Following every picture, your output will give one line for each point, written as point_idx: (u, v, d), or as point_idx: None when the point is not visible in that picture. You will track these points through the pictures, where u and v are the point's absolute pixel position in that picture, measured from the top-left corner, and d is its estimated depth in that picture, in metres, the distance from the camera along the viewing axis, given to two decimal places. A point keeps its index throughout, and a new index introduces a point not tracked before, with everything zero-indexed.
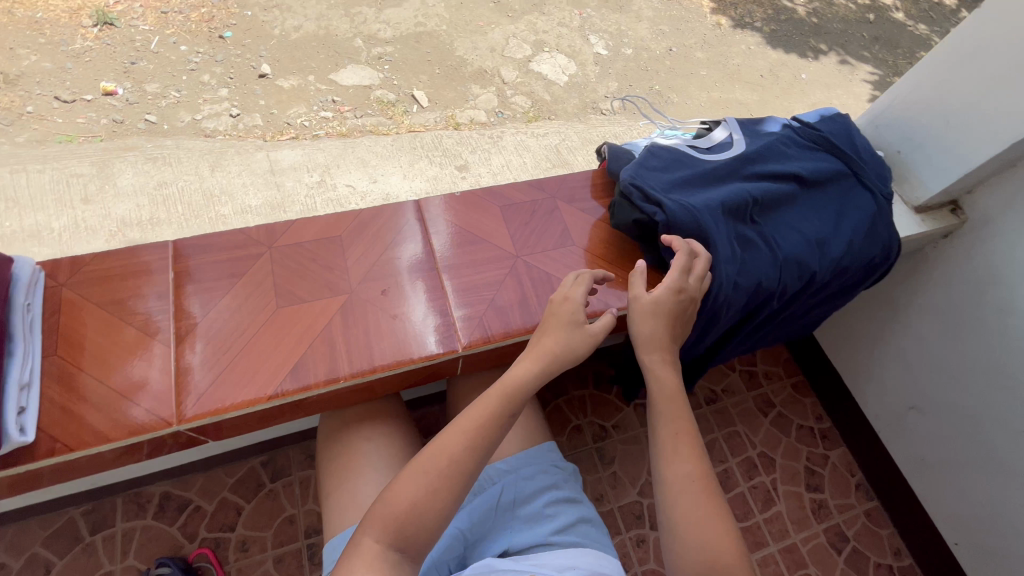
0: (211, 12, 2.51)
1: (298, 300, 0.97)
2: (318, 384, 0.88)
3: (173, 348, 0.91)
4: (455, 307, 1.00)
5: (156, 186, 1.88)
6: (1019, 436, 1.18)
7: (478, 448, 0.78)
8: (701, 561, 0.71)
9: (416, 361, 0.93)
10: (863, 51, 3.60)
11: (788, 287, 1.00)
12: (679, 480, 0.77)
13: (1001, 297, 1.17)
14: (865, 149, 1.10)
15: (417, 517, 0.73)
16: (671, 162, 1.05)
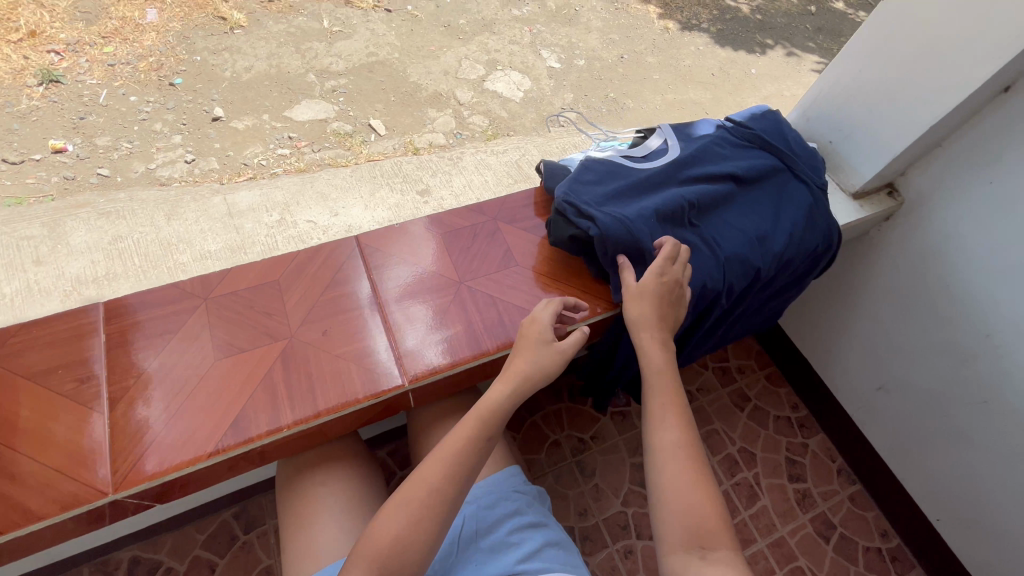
0: (159, 60, 2.50)
1: (238, 351, 0.98)
2: (260, 435, 0.88)
3: (107, 414, 0.90)
4: (401, 340, 1.02)
5: (111, 241, 1.83)
6: (978, 407, 1.18)
7: (458, 476, 0.78)
8: (687, 526, 0.71)
9: (361, 400, 0.93)
10: (808, 42, 3.70)
11: (733, 285, 1.03)
12: (665, 448, 0.78)
13: (943, 272, 1.18)
14: (796, 144, 1.16)
15: (402, 552, 0.73)
16: (606, 174, 1.08)
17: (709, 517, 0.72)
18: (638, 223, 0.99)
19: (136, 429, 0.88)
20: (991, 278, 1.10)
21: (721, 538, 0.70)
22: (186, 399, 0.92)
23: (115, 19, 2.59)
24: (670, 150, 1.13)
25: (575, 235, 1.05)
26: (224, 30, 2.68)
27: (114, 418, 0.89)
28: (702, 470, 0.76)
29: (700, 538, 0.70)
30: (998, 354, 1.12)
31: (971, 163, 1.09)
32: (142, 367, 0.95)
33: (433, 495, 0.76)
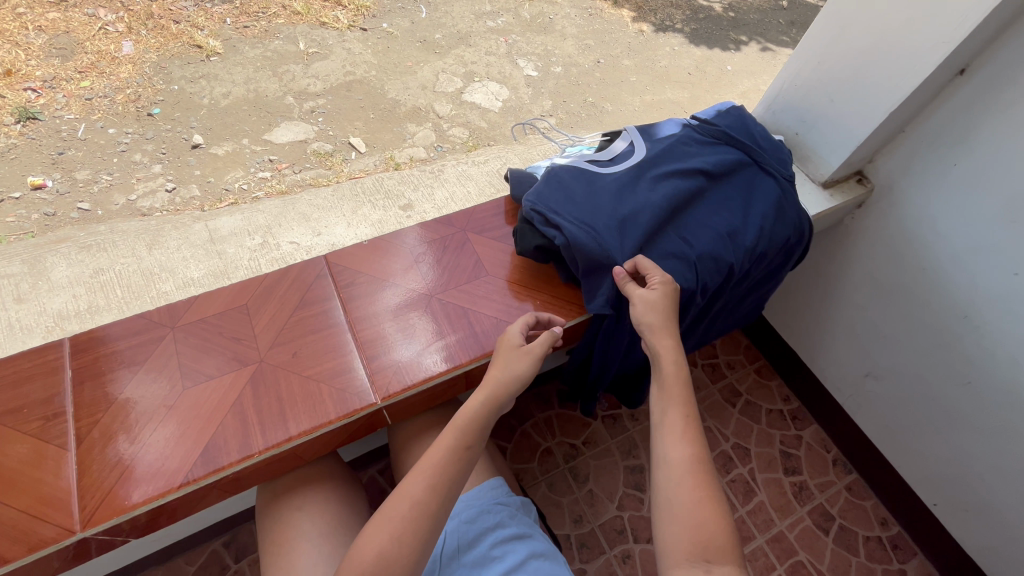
0: (137, 91, 2.50)
1: (206, 378, 0.97)
2: (232, 462, 0.87)
3: (76, 450, 0.89)
4: (374, 356, 1.02)
5: (93, 274, 1.82)
6: (964, 389, 1.17)
7: (440, 487, 0.76)
8: (695, 540, 0.68)
9: (333, 422, 0.92)
10: (782, 36, 3.75)
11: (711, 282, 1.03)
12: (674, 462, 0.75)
13: (918, 256, 1.17)
14: (761, 138, 1.17)
15: (388, 568, 0.69)
16: (572, 181, 1.09)
17: (716, 532, 0.69)
18: (604, 229, 1.00)
19: (106, 464, 0.87)
20: (966, 259, 1.09)
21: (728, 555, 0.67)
22: (155, 429, 0.91)
23: (91, 54, 2.60)
24: (636, 153, 1.15)
25: (546, 242, 1.06)
26: (201, 58, 2.70)
27: (82, 454, 0.88)
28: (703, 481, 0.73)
29: (706, 554, 0.67)
30: (979, 335, 1.11)
31: (937, 144, 1.09)
32: (113, 400, 0.95)
33: (416, 509, 0.74)
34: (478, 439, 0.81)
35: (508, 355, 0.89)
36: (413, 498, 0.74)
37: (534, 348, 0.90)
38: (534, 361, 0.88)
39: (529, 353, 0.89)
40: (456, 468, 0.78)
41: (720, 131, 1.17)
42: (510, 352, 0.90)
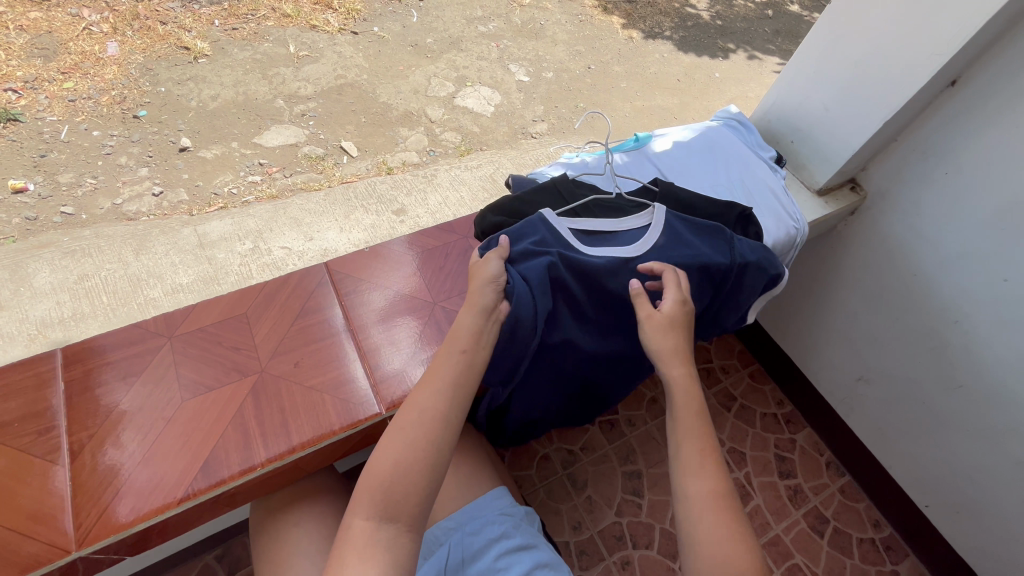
0: (122, 94, 2.45)
1: (204, 391, 0.95)
2: (233, 476, 0.85)
3: (70, 466, 0.86)
4: (362, 381, 0.98)
5: (77, 280, 1.79)
6: (958, 393, 1.19)
7: (450, 396, 0.78)
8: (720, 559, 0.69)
9: (338, 432, 0.91)
10: (768, 45, 3.82)
11: (538, 401, 1.03)
12: (697, 495, 0.75)
13: (911, 261, 1.20)
14: (744, 284, 1.05)
15: (403, 477, 0.71)
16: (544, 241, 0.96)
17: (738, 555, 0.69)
18: (539, 298, 0.88)
19: (99, 479, 0.84)
20: (957, 265, 1.12)
21: None
22: (150, 446, 0.88)
23: (74, 54, 2.54)
24: (639, 247, 1.00)
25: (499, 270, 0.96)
26: (188, 59, 2.65)
27: (74, 470, 0.86)
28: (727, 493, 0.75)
29: None
30: (968, 339, 1.14)
31: (930, 153, 1.11)
32: (105, 411, 0.92)
33: (428, 418, 0.76)
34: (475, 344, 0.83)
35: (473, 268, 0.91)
36: (424, 407, 0.77)
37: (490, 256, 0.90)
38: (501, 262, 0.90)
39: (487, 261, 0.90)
40: (462, 404, 0.79)
41: (732, 266, 1.01)
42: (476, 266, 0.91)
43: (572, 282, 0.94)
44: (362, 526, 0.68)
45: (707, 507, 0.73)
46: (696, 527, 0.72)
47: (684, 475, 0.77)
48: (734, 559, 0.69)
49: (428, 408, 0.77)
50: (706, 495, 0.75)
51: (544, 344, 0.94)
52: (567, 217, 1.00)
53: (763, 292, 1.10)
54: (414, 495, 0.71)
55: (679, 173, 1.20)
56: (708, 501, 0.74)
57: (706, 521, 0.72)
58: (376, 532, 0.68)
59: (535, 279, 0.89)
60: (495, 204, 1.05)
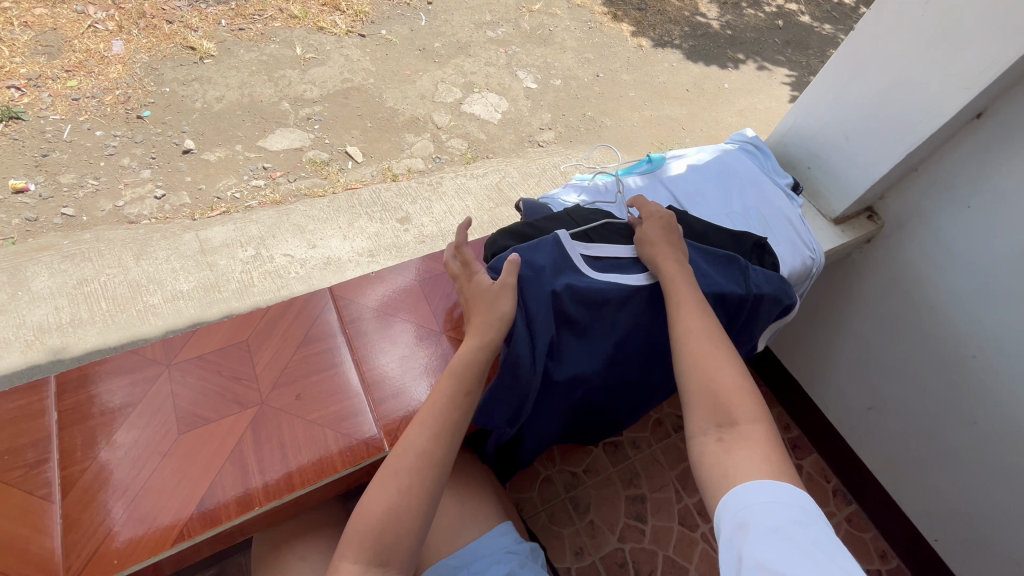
0: (126, 93, 2.43)
1: (202, 424, 0.92)
2: (230, 516, 0.82)
3: (61, 501, 0.84)
4: (366, 415, 0.95)
5: (77, 285, 1.77)
6: (972, 428, 1.16)
7: (444, 438, 0.79)
8: (706, 394, 0.78)
9: (340, 471, 0.89)
10: (778, 56, 3.78)
11: (546, 436, 1.02)
12: (686, 333, 0.85)
13: (927, 293, 1.17)
14: (762, 314, 1.02)
15: (394, 521, 0.71)
16: (549, 266, 0.95)
17: (725, 392, 0.77)
18: (539, 329, 0.89)
19: (92, 517, 0.82)
20: (975, 301, 1.09)
21: (738, 418, 0.75)
22: (144, 482, 0.86)
23: (79, 52, 2.51)
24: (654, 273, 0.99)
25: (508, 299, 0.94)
26: (194, 60, 2.63)
27: (67, 507, 0.83)
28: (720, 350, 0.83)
29: (717, 422, 0.75)
30: (984, 376, 1.11)
31: (950, 187, 1.08)
32: (98, 443, 0.90)
33: (420, 461, 0.76)
34: (477, 384, 0.85)
35: (486, 295, 0.90)
36: (417, 450, 0.77)
37: (506, 281, 0.90)
38: (513, 296, 0.90)
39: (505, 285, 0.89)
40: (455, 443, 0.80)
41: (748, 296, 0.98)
42: (486, 295, 0.90)
43: (578, 316, 0.93)
44: (352, 569, 0.69)
45: (689, 338, 0.84)
46: (679, 356, 0.84)
47: (674, 318, 0.87)
48: (709, 377, 0.79)
49: (422, 453, 0.76)
50: (689, 330, 0.85)
51: (550, 381, 0.93)
52: (581, 242, 0.99)
53: (775, 321, 1.07)
54: (406, 537, 0.71)
55: (695, 197, 1.18)
56: (691, 335, 0.84)
57: (684, 350, 0.83)
58: (365, 574, 0.68)
59: (540, 313, 0.90)
60: (507, 229, 1.04)
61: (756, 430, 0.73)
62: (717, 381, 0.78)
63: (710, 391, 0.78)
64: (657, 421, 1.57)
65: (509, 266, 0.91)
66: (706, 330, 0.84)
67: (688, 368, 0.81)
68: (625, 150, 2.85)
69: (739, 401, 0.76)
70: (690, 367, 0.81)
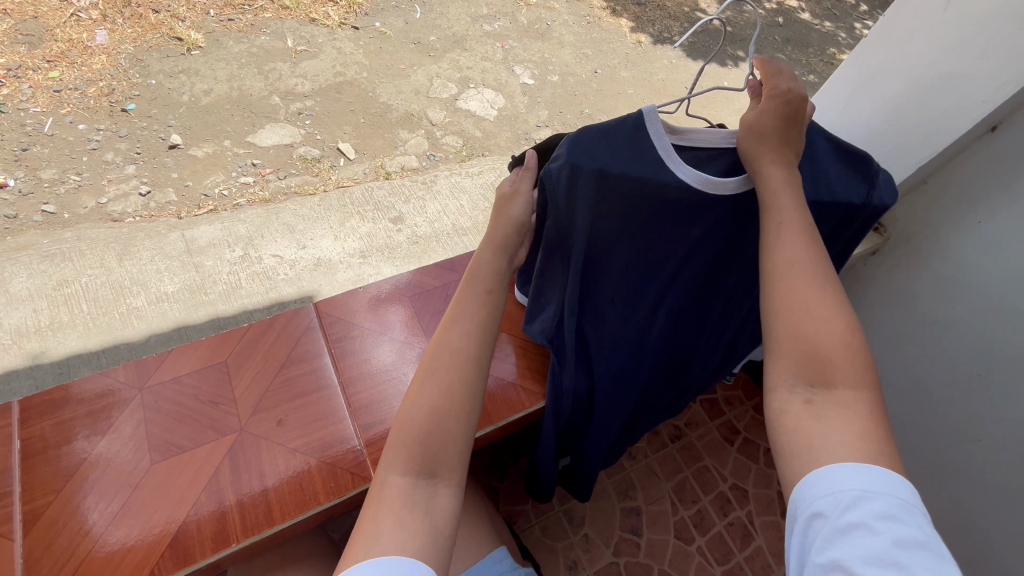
0: (110, 85, 2.35)
1: (176, 452, 0.88)
2: (204, 553, 0.78)
3: (25, 537, 0.80)
4: (353, 439, 0.92)
5: (56, 287, 1.71)
6: (974, 446, 1.13)
7: (479, 336, 0.75)
8: (802, 347, 0.63)
9: (323, 503, 0.84)
10: (778, 54, 3.73)
11: (614, 411, 1.01)
12: (788, 262, 0.67)
13: (931, 309, 1.15)
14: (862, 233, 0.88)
15: (439, 424, 0.67)
16: (632, 173, 0.75)
17: (832, 335, 0.63)
18: (580, 235, 0.85)
19: (58, 556, 0.78)
20: (981, 318, 1.06)
21: (838, 374, 0.62)
22: (114, 517, 0.82)
23: (61, 42, 2.43)
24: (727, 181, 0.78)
25: (560, 216, 0.85)
26: (181, 51, 2.55)
27: (29, 546, 0.79)
28: (830, 280, 0.66)
29: (812, 379, 0.62)
30: (988, 394, 1.08)
31: (961, 204, 1.05)
32: (63, 474, 0.86)
33: (457, 355, 0.72)
34: (499, 284, 0.81)
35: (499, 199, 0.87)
36: (452, 345, 0.73)
37: (520, 187, 0.87)
38: (528, 200, 0.87)
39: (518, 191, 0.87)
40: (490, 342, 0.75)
41: (866, 208, 0.82)
42: (503, 196, 0.87)
43: (617, 250, 0.87)
44: (399, 482, 0.64)
45: (793, 273, 0.66)
46: (770, 297, 0.67)
47: (767, 248, 0.69)
48: (812, 329, 0.64)
49: (458, 348, 0.72)
50: (791, 262, 0.67)
51: (592, 313, 0.95)
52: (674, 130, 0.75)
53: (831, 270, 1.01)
54: (453, 440, 0.67)
55: None
56: (791, 269, 0.66)
57: (781, 290, 0.66)
58: (415, 488, 0.63)
59: (582, 238, 0.85)
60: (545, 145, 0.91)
61: (858, 401, 0.61)
62: (819, 334, 0.64)
63: (811, 333, 0.64)
64: (653, 432, 1.55)
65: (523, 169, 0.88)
66: (812, 265, 0.66)
67: (785, 301, 0.65)
68: None
69: (845, 364, 0.62)
70: (787, 313, 0.65)
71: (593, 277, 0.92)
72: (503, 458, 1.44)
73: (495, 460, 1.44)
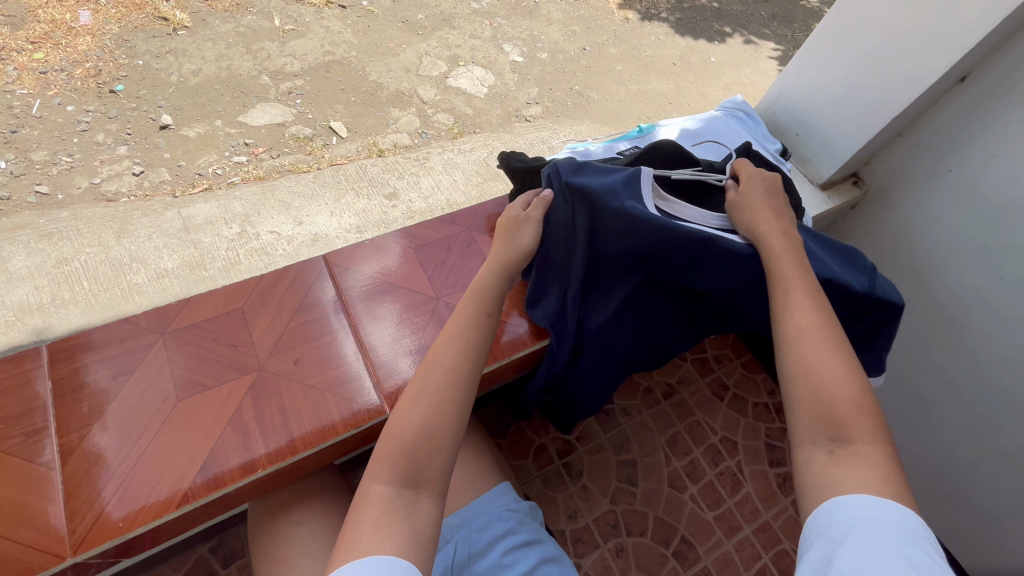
0: (97, 66, 2.33)
1: (200, 391, 0.93)
2: (233, 477, 0.83)
3: (59, 469, 0.84)
4: (367, 377, 0.97)
5: (56, 265, 1.72)
6: (948, 384, 1.20)
7: (469, 357, 0.82)
8: (818, 405, 0.68)
9: (342, 433, 0.90)
10: (764, 30, 3.77)
11: (599, 375, 1.10)
12: (795, 334, 0.75)
13: (907, 258, 1.21)
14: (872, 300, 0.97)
15: (428, 440, 0.73)
16: (621, 198, 0.91)
17: (842, 398, 0.67)
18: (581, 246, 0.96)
19: (91, 484, 0.82)
20: (951, 262, 1.13)
21: (854, 429, 0.65)
22: (145, 449, 0.86)
23: (44, 23, 2.40)
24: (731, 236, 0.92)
25: (568, 215, 0.97)
26: (167, 31, 2.53)
27: (67, 474, 0.83)
28: (844, 350, 0.72)
29: (831, 433, 0.66)
30: (958, 335, 1.15)
31: (935, 150, 1.11)
32: (94, 413, 0.89)
33: (448, 378, 0.79)
34: (495, 307, 0.89)
35: (510, 225, 0.96)
36: (445, 367, 0.80)
37: (531, 214, 0.97)
38: (535, 229, 0.97)
39: (530, 219, 0.97)
40: (476, 363, 0.82)
41: (870, 295, 0.90)
42: (511, 226, 0.97)
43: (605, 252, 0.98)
44: (382, 491, 0.69)
45: (800, 340, 0.73)
46: (784, 364, 0.73)
47: (778, 318, 0.77)
48: (833, 383, 0.69)
49: (450, 369, 0.79)
50: (801, 330, 0.74)
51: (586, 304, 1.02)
52: (656, 195, 0.95)
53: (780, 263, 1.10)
54: (438, 455, 0.72)
55: None
56: (804, 335, 0.74)
57: (793, 357, 0.73)
58: (397, 495, 0.68)
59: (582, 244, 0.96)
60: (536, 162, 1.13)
61: (877, 452, 0.64)
62: (835, 393, 0.68)
63: (821, 392, 0.69)
64: (647, 388, 1.61)
65: (540, 201, 0.99)
66: (822, 332, 0.73)
67: (796, 365, 0.72)
68: (613, 125, 2.84)
69: (859, 420, 0.66)
70: (799, 378, 0.71)
71: (592, 263, 0.99)
72: (504, 416, 1.49)
73: (497, 416, 1.50)
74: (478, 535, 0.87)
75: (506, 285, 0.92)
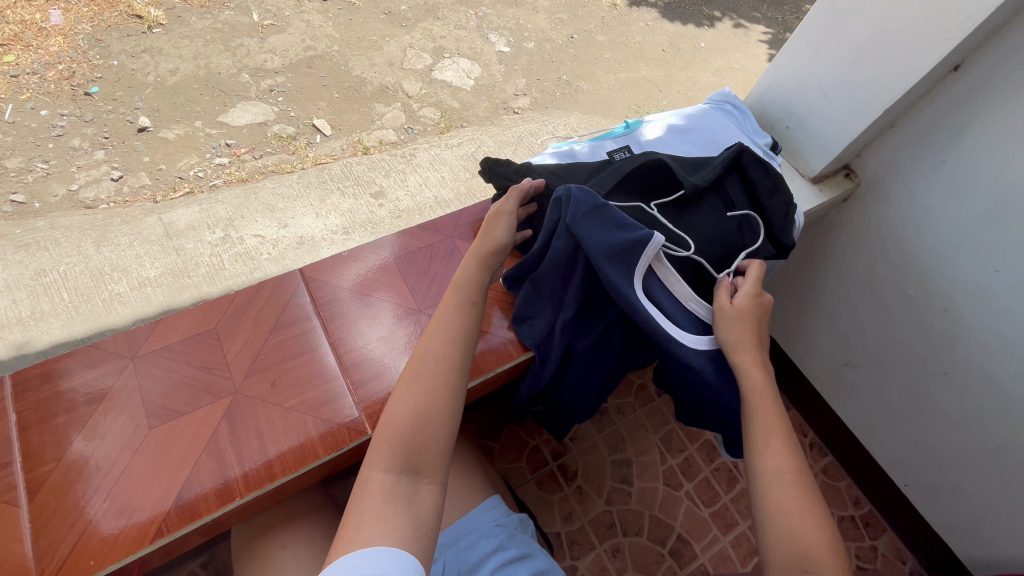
0: (70, 68, 2.26)
1: (174, 417, 0.90)
2: (210, 509, 0.81)
3: (29, 504, 0.82)
4: (348, 395, 0.94)
5: (33, 276, 1.68)
6: (944, 377, 1.18)
7: (460, 344, 0.81)
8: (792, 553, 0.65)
9: (321, 457, 0.87)
10: (754, 13, 3.71)
11: (587, 385, 1.05)
12: (769, 476, 0.72)
13: (900, 249, 1.19)
14: None
15: (424, 427, 0.72)
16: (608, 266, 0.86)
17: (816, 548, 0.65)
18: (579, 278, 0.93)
19: (64, 519, 0.80)
20: (948, 252, 1.10)
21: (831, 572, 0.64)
22: (118, 479, 0.84)
23: (13, 24, 2.33)
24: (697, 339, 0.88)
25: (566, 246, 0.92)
26: (141, 29, 2.45)
27: (38, 510, 0.81)
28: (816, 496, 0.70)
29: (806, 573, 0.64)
30: (954, 326, 1.13)
31: (928, 139, 1.08)
32: (65, 444, 0.87)
33: (442, 363, 0.78)
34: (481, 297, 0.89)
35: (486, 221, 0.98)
36: (436, 354, 0.79)
37: (503, 206, 0.99)
38: (506, 224, 0.98)
39: (502, 211, 0.98)
40: (469, 350, 0.82)
41: None
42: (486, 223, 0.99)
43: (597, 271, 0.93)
44: (381, 480, 0.68)
45: (774, 485, 0.71)
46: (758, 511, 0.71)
47: (753, 455, 0.75)
48: (802, 533, 0.67)
49: (442, 356, 0.79)
50: (778, 474, 0.72)
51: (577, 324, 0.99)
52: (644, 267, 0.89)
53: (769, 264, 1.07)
54: (435, 442, 0.72)
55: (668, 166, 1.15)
56: (782, 477, 0.72)
57: (766, 503, 0.71)
58: (398, 483, 0.68)
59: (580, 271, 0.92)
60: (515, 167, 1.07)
61: None
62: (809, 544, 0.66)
63: (795, 538, 0.66)
64: (641, 387, 1.60)
65: (517, 189, 1.01)
66: (798, 477, 0.71)
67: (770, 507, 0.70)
68: (602, 115, 2.79)
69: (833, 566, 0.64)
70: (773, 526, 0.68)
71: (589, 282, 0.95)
72: (497, 419, 1.47)
73: (489, 421, 1.48)
74: (467, 553, 0.85)
75: (486, 277, 0.92)
